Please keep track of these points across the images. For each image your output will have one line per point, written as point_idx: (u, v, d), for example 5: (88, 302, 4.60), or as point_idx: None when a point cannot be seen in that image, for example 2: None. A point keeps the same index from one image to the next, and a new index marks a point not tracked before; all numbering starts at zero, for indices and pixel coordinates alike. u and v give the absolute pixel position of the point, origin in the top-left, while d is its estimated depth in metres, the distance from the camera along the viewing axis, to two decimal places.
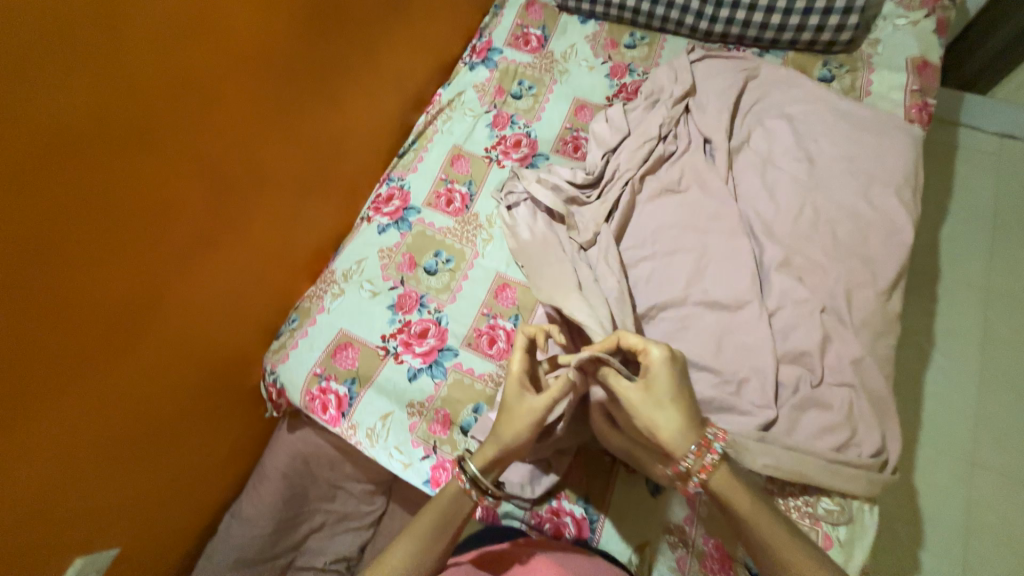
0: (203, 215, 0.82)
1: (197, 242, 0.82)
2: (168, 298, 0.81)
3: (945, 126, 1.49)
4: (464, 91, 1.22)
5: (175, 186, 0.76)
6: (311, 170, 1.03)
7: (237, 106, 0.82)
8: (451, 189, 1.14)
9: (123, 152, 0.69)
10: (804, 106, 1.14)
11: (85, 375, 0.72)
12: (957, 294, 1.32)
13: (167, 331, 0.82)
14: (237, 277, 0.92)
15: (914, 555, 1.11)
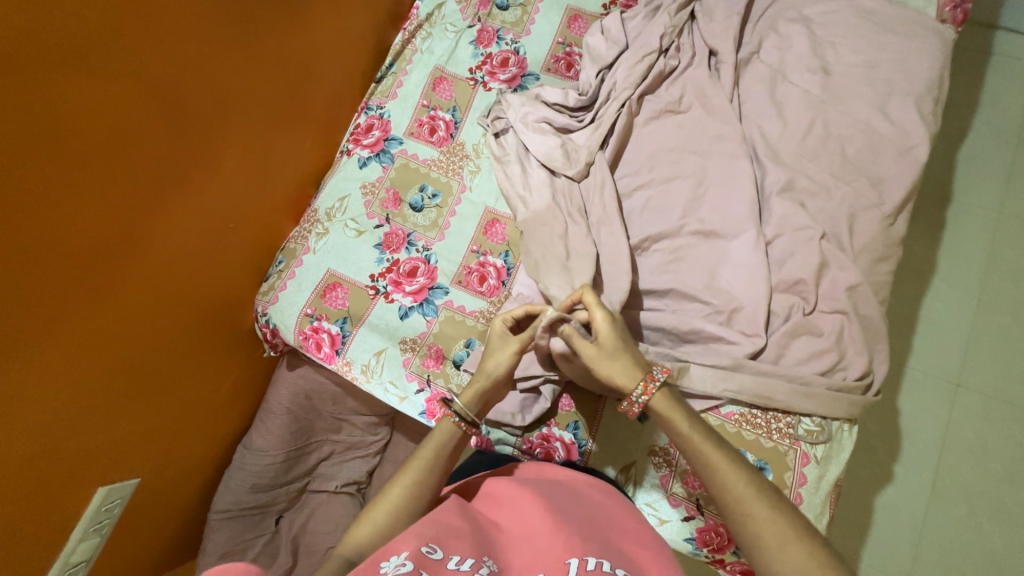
0: (210, 120, 0.82)
1: (183, 146, 0.78)
2: (156, 204, 0.77)
3: (981, 30, 1.29)
4: (445, 2, 1.09)
5: (128, 114, 0.70)
6: (281, 90, 0.93)
7: (186, 22, 0.74)
8: (434, 116, 1.02)
9: (61, 73, 0.61)
10: (824, 8, 0.93)
11: (58, 316, 0.68)
12: (969, 221, 1.20)
13: (167, 239, 0.80)
14: (218, 185, 0.86)
15: (882, 481, 1.08)
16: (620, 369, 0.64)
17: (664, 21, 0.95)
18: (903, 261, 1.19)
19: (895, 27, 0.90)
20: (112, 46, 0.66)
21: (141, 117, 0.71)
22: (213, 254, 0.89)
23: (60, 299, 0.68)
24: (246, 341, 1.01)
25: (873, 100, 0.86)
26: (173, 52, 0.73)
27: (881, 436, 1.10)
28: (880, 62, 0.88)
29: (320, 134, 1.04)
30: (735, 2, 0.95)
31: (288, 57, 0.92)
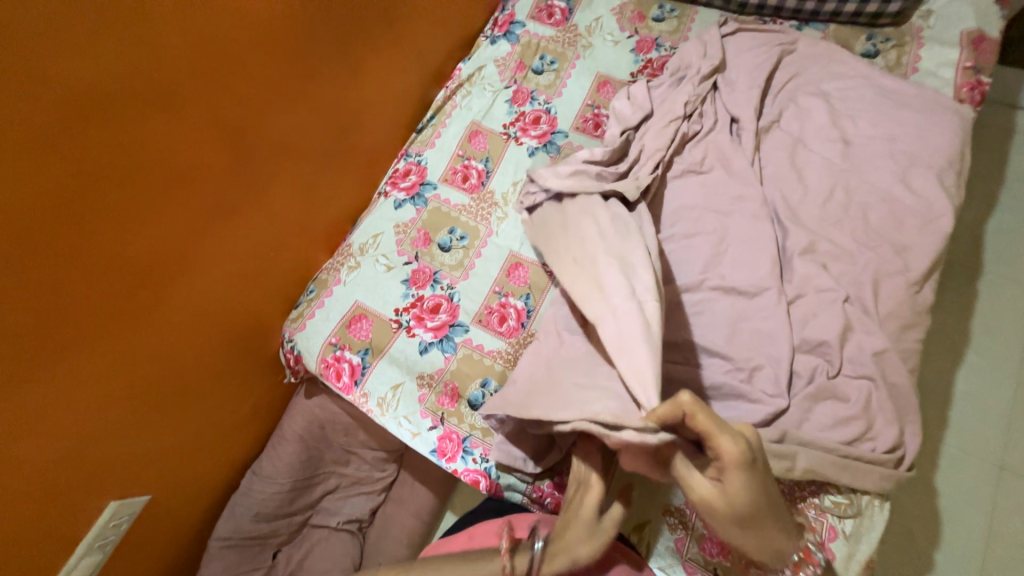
0: (262, 159, 0.90)
1: (236, 181, 0.86)
2: (207, 231, 0.84)
3: (1003, 109, 1.32)
4: (485, 66, 1.20)
5: (193, 151, 0.78)
6: (331, 136, 1.02)
7: (255, 77, 0.84)
8: (468, 165, 1.09)
9: (142, 115, 0.70)
10: (842, 85, 0.99)
11: (101, 329, 0.73)
12: (1002, 293, 1.17)
13: (208, 263, 0.86)
14: (261, 217, 0.93)
15: (922, 571, 0.99)
16: (774, 535, 0.57)
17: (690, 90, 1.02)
18: (934, 331, 1.15)
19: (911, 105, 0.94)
20: (189, 94, 0.75)
21: (203, 154, 0.79)
22: (250, 280, 0.95)
23: (109, 315, 0.73)
24: (269, 366, 1.04)
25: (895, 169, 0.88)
26: (240, 99, 0.82)
27: (918, 517, 1.02)
28: (900, 136, 0.91)
29: (361, 176, 1.12)
30: (757, 76, 1.01)
31: (339, 107, 1.01)
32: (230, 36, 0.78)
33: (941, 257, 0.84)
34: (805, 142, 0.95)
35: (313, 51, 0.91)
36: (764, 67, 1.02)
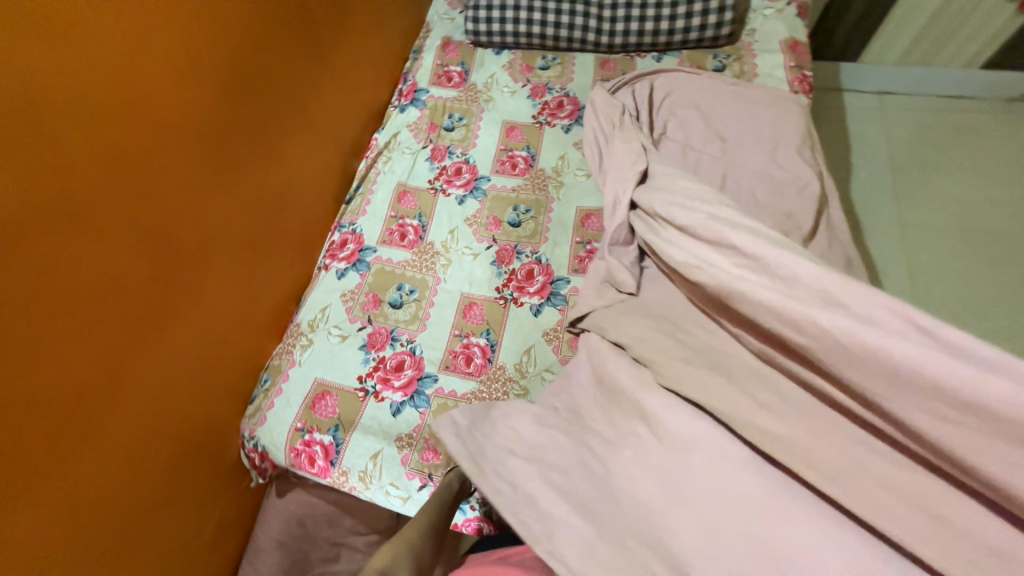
0: (195, 259, 0.88)
1: (170, 285, 0.84)
2: (145, 342, 0.80)
3: (831, 94, 1.62)
4: (400, 132, 1.28)
5: (118, 262, 0.75)
6: (261, 222, 1.02)
7: (175, 177, 0.84)
8: (403, 223, 1.13)
9: (59, 234, 0.68)
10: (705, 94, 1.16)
11: (36, 471, 0.66)
12: (880, 237, 1.38)
13: (151, 376, 0.81)
14: (201, 314, 0.90)
15: None
16: None
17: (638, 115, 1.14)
18: None
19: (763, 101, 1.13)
20: (108, 205, 0.74)
21: (131, 265, 0.77)
22: (199, 384, 0.90)
23: (44, 457, 0.67)
24: (231, 473, 0.96)
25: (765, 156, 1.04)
26: (164, 205, 0.82)
27: None
28: (761, 128, 1.09)
29: (297, 255, 1.12)
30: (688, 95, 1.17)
31: (266, 195, 1.03)
32: (145, 147, 0.78)
33: (824, 215, 0.99)
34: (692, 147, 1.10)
35: (230, 146, 0.94)
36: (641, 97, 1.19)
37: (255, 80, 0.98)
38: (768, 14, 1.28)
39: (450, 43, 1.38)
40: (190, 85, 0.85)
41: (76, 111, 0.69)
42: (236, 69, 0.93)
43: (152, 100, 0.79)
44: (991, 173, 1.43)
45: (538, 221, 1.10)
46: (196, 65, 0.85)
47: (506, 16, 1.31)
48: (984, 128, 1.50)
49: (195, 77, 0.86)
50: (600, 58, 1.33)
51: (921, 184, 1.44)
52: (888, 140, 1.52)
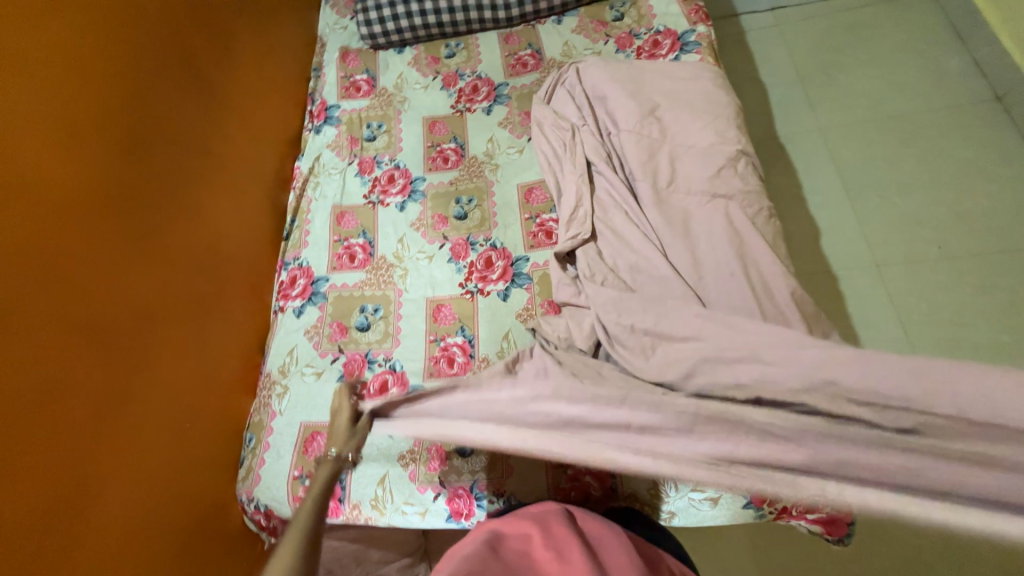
0: (147, 325, 0.84)
1: (130, 357, 0.80)
2: (121, 421, 0.77)
3: (728, 21, 1.68)
4: (321, 154, 1.23)
5: (44, 358, 0.68)
6: (197, 284, 0.95)
7: (85, 255, 0.76)
8: (349, 245, 1.10)
9: None
10: (633, 71, 1.08)
11: None
12: (804, 144, 1.45)
13: (135, 452, 0.78)
14: (157, 394, 0.83)
15: None
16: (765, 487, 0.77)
17: (586, 130, 1.06)
18: (778, 192, 1.40)
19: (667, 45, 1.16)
20: (16, 298, 0.67)
21: (82, 347, 0.73)
22: (189, 445, 0.87)
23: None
24: (240, 539, 0.93)
25: (687, 140, 0.98)
26: (98, 277, 0.78)
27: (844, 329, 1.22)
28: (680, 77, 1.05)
29: (250, 305, 1.07)
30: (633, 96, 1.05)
31: (193, 255, 0.96)
32: (58, 225, 0.73)
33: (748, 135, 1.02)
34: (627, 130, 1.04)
35: (140, 210, 0.86)
36: (569, 93, 1.13)
37: (159, 127, 0.93)
38: None
39: (349, 52, 1.34)
40: (72, 150, 0.77)
41: None
42: (124, 122, 0.86)
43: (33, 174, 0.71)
44: (886, 61, 1.52)
45: (484, 206, 1.09)
46: (91, 128, 0.80)
47: (398, 13, 1.28)
48: (870, 20, 1.59)
49: (75, 139, 0.78)
50: (502, 34, 1.32)
51: (827, 86, 1.52)
52: (789, 52, 1.59)
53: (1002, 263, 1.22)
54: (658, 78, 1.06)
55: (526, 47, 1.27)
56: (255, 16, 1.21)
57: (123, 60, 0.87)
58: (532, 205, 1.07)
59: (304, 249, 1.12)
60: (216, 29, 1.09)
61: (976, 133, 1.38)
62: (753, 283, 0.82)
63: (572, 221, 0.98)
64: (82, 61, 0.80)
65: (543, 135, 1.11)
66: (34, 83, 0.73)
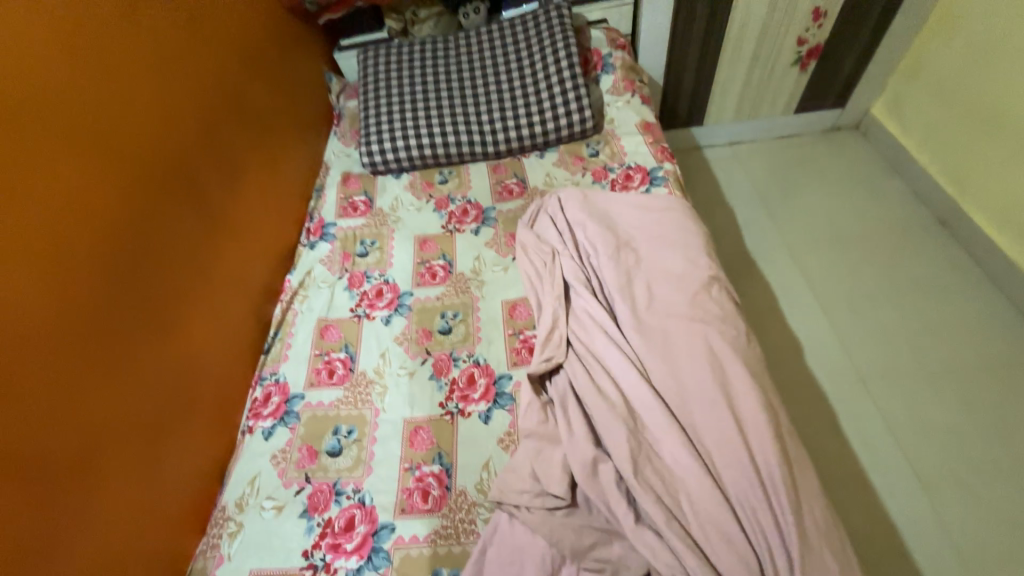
0: (118, 400, 0.82)
1: (96, 433, 0.78)
2: (72, 505, 0.73)
3: (693, 152, 1.89)
4: (313, 267, 1.28)
5: None
6: (159, 392, 0.90)
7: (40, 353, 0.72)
8: (330, 360, 1.08)
9: None
10: (609, 202, 1.18)
11: None
12: (774, 260, 1.55)
13: (76, 541, 0.72)
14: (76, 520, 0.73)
15: (867, 487, 1.15)
16: None
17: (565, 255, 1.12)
18: (755, 306, 1.46)
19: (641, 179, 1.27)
20: None
21: (51, 424, 0.72)
22: (136, 524, 0.82)
23: None
24: None
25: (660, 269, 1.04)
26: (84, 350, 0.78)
27: (836, 449, 1.21)
28: (652, 207, 1.15)
29: (215, 424, 1.01)
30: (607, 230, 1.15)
31: (164, 362, 0.92)
32: (58, 302, 0.76)
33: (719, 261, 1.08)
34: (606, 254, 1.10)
35: (118, 311, 0.85)
36: (550, 218, 1.22)
37: (170, 223, 0.99)
38: (620, 105, 1.46)
39: (350, 176, 1.46)
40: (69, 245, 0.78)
41: None
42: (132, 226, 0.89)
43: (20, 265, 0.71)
44: (836, 189, 1.69)
45: (469, 325, 1.10)
46: (107, 209, 0.85)
47: (398, 146, 1.43)
48: (816, 155, 1.80)
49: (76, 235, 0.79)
50: (491, 164, 1.46)
51: (787, 209, 1.67)
52: (749, 179, 1.78)
53: (979, 381, 1.25)
54: (631, 212, 1.15)
55: (512, 175, 1.41)
56: (259, 98, 1.32)
57: (145, 148, 0.95)
58: (516, 325, 1.08)
59: (282, 364, 1.09)
60: (229, 155, 1.19)
61: (930, 254, 1.49)
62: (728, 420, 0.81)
63: (550, 344, 0.99)
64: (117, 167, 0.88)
65: (527, 256, 1.17)
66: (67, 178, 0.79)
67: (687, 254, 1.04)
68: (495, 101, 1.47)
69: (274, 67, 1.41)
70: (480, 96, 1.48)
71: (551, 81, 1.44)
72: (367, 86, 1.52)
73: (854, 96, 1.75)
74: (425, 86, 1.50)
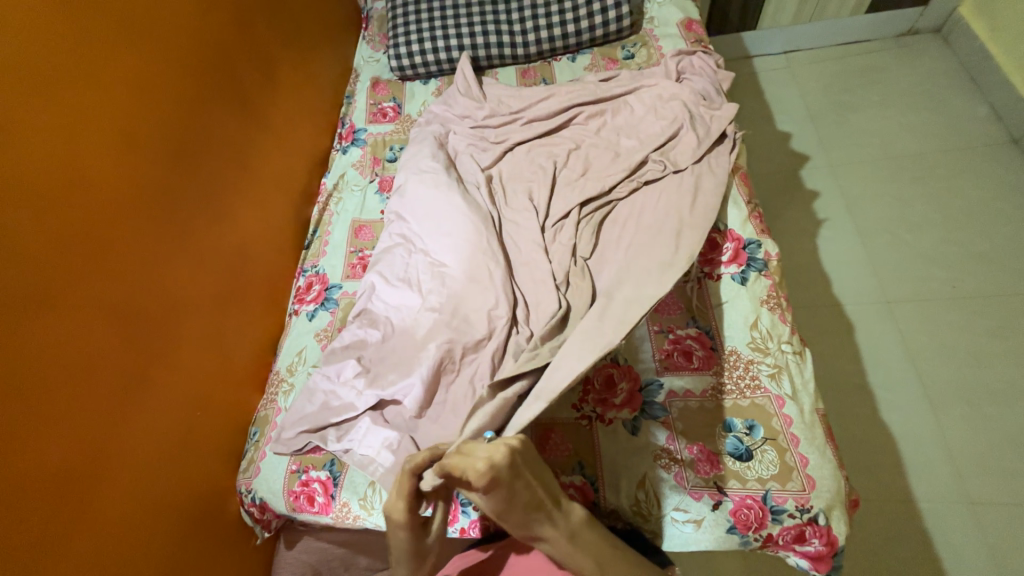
0: (141, 255, 0.84)
1: (174, 279, 0.90)
2: (175, 330, 0.89)
3: (741, 63, 1.75)
4: (345, 172, 1.32)
5: (109, 267, 0.79)
6: (235, 269, 1.05)
7: (152, 208, 0.87)
8: (363, 256, 1.15)
9: (59, 222, 0.72)
10: (637, 97, 1.17)
11: (35, 456, 0.66)
12: (816, 179, 1.48)
13: (67, 432, 0.70)
14: (190, 344, 0.92)
15: (871, 396, 1.15)
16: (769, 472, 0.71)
17: (597, 150, 1.11)
18: (785, 224, 1.42)
19: (690, 76, 1.17)
20: (103, 218, 0.79)
21: (23, 326, 0.66)
22: (121, 420, 0.78)
23: (47, 456, 0.67)
24: (236, 531, 0.96)
25: (696, 171, 0.99)
26: (43, 248, 0.70)
27: (849, 361, 1.20)
28: (671, 95, 1.13)
29: (267, 308, 1.13)
30: (642, 130, 1.11)
31: (231, 247, 1.05)
32: (60, 158, 0.74)
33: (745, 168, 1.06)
34: (617, 146, 1.11)
35: (203, 186, 0.99)
36: (566, 99, 1.20)
37: (236, 124, 1.10)
38: (662, 1, 1.36)
39: (379, 82, 1.45)
40: (167, 120, 0.92)
41: (76, 116, 0.77)
42: (210, 111, 1.03)
43: (137, 125, 0.86)
44: (898, 103, 1.54)
45: (496, 200, 1.08)
46: (182, 83, 0.97)
47: (426, 48, 1.39)
48: (884, 64, 1.62)
49: (172, 113, 0.94)
50: (520, 68, 1.42)
51: (838, 125, 1.54)
52: (801, 91, 1.64)
53: None
54: (671, 112, 1.10)
55: (541, 81, 1.37)
56: None
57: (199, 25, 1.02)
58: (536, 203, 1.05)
59: (318, 251, 1.20)
60: (260, 54, 1.19)
61: (993, 176, 1.36)
62: (735, 310, 0.86)
63: (569, 227, 0.98)
64: (198, 61, 1.01)
65: (543, 141, 1.17)
66: (162, 67, 0.92)
67: (701, 144, 1.02)
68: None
69: None
70: None
71: None
72: None
73: None
74: None
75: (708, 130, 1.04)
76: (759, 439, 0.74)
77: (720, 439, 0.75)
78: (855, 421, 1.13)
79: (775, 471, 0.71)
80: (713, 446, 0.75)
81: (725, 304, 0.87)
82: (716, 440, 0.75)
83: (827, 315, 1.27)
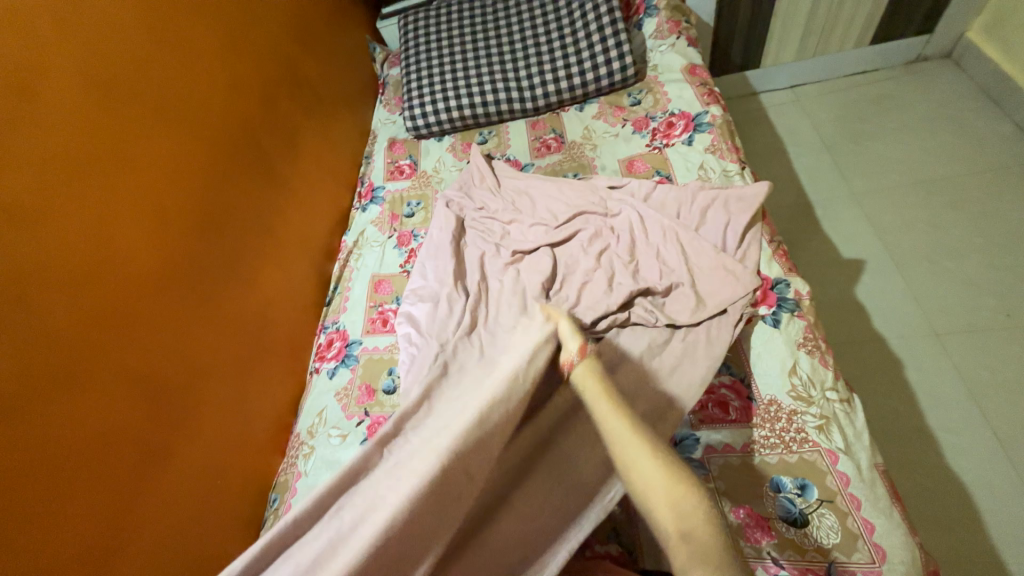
0: (167, 324, 0.87)
1: (200, 344, 0.92)
2: (200, 395, 0.90)
3: (749, 100, 1.77)
4: (365, 229, 1.35)
5: (137, 338, 0.81)
6: (256, 330, 1.06)
7: (178, 276, 0.91)
8: (383, 310, 1.15)
9: (89, 298, 0.76)
10: (650, 199, 1.05)
11: (49, 537, 0.65)
12: (838, 208, 1.44)
13: (87, 510, 0.69)
14: (212, 410, 0.92)
15: (933, 438, 1.05)
16: (829, 539, 0.64)
17: (588, 274, 0.96)
18: (812, 255, 1.38)
19: (713, 213, 0.97)
20: (132, 290, 0.82)
21: (51, 402, 0.68)
22: (140, 495, 0.76)
23: (64, 534, 0.66)
24: None
25: (687, 337, 0.83)
26: (74, 325, 0.73)
27: (901, 401, 1.11)
28: (695, 203, 1.00)
29: (289, 365, 1.13)
30: (649, 231, 1.00)
31: (252, 307, 1.07)
32: (96, 237, 0.78)
33: (778, 253, 0.94)
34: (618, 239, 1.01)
35: (229, 252, 1.03)
36: (568, 189, 1.13)
37: (260, 191, 1.15)
38: (664, 49, 1.39)
39: (396, 142, 1.52)
40: (197, 194, 0.98)
41: (115, 199, 0.83)
42: (235, 181, 1.08)
43: (168, 199, 0.92)
44: (915, 129, 1.52)
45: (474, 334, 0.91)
46: (211, 158, 1.03)
47: (438, 108, 1.46)
48: (895, 92, 1.62)
49: (202, 186, 1.00)
50: (530, 121, 1.47)
51: (855, 155, 1.52)
52: (813, 122, 1.64)
53: None
54: (674, 257, 0.94)
55: (551, 131, 1.40)
56: (265, 14, 1.26)
57: (228, 106, 1.10)
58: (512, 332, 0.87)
59: (339, 306, 1.21)
60: (284, 128, 1.27)
61: None
62: (770, 356, 0.81)
63: None
64: (226, 138, 1.08)
65: (534, 227, 1.10)
66: (195, 146, 1.00)
67: (708, 283, 0.88)
68: (534, 56, 1.46)
69: (326, 43, 1.51)
70: (517, 54, 1.48)
71: (589, 31, 1.40)
72: (409, 51, 1.57)
73: (944, 18, 1.52)
74: (463, 48, 1.52)
75: (727, 266, 0.88)
76: (813, 500, 0.67)
77: (768, 501, 0.68)
78: (918, 467, 1.03)
79: (838, 539, 0.63)
80: (762, 509, 0.68)
81: (758, 349, 0.82)
82: (764, 503, 0.68)
83: (869, 349, 1.19)
